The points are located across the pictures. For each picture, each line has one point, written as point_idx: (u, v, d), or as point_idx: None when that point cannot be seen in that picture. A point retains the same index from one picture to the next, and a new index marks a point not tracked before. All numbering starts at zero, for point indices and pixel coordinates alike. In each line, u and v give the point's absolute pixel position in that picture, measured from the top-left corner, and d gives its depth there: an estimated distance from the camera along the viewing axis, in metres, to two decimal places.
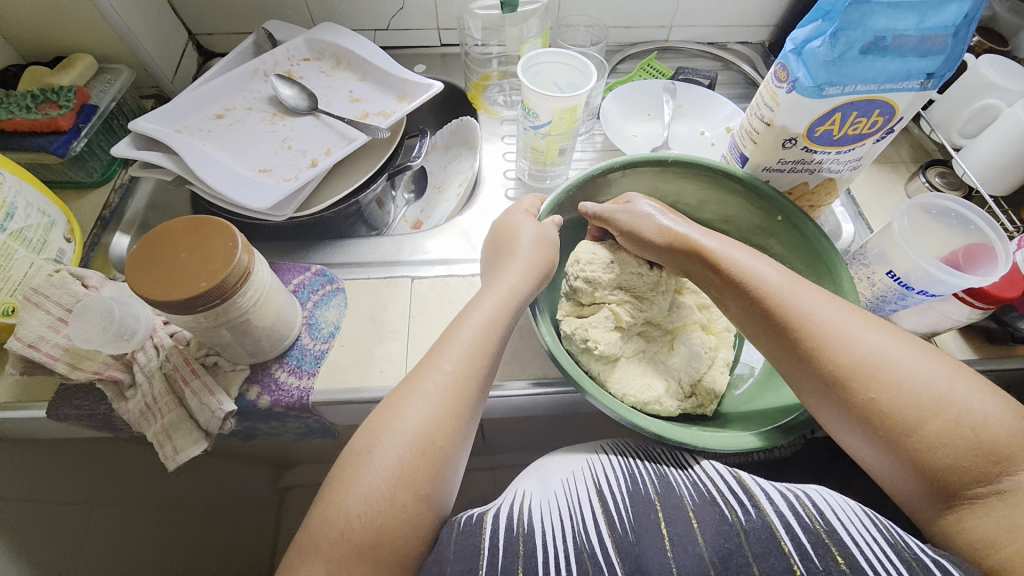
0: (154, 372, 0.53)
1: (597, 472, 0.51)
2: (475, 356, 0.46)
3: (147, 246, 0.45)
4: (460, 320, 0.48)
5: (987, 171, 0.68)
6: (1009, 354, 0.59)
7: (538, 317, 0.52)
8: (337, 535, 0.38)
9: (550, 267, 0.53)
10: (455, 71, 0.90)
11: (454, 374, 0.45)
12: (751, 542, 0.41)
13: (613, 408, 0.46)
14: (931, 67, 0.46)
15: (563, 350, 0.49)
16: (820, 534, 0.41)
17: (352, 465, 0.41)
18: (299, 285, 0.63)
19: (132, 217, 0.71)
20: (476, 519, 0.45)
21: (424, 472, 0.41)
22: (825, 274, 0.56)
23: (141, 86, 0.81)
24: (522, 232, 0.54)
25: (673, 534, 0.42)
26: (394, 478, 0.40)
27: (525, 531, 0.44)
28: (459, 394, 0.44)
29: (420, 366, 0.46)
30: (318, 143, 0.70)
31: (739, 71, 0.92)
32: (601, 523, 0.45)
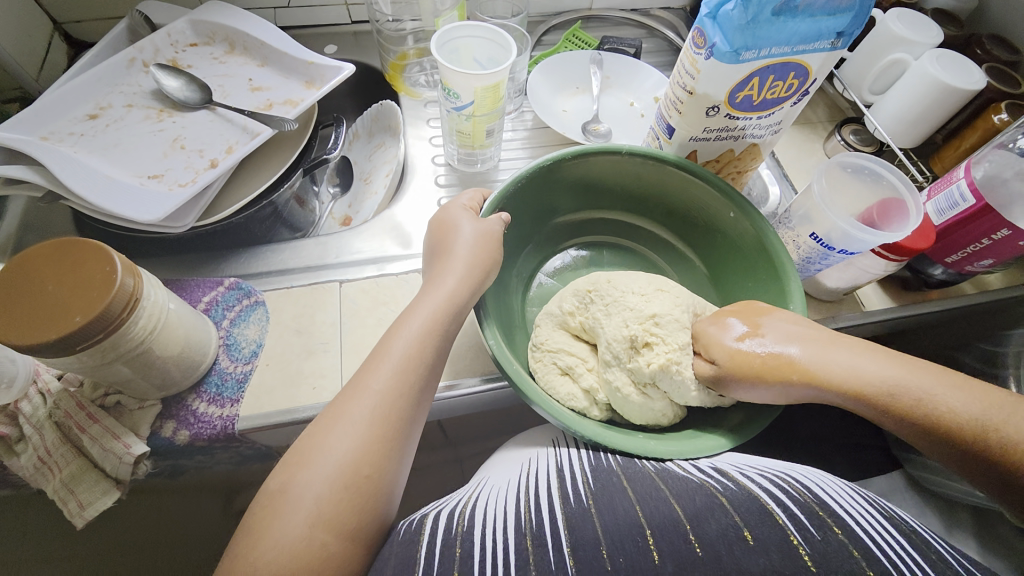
0: (43, 422, 0.47)
1: (560, 459, 0.49)
2: (406, 369, 0.43)
3: (5, 278, 0.38)
4: (394, 330, 0.45)
5: (897, 125, 0.71)
6: (926, 300, 0.62)
7: (484, 322, 0.49)
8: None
9: (492, 268, 0.50)
10: (370, 51, 0.83)
11: (383, 395, 0.41)
12: (739, 510, 0.40)
13: (555, 416, 0.45)
14: (841, 26, 0.46)
15: (508, 355, 0.47)
16: (811, 507, 0.41)
17: (264, 511, 0.37)
18: (210, 303, 0.57)
19: (3, 241, 0.61)
20: (415, 527, 0.42)
21: (346, 508, 0.38)
22: (773, 275, 0.55)
23: (0, 89, 0.69)
24: (461, 229, 0.51)
25: (641, 495, 0.42)
26: (311, 518, 0.37)
27: (466, 528, 0.41)
28: (387, 415, 0.41)
29: (349, 387, 0.43)
30: (216, 140, 0.63)
31: (664, 38, 0.91)
32: (556, 500, 0.43)
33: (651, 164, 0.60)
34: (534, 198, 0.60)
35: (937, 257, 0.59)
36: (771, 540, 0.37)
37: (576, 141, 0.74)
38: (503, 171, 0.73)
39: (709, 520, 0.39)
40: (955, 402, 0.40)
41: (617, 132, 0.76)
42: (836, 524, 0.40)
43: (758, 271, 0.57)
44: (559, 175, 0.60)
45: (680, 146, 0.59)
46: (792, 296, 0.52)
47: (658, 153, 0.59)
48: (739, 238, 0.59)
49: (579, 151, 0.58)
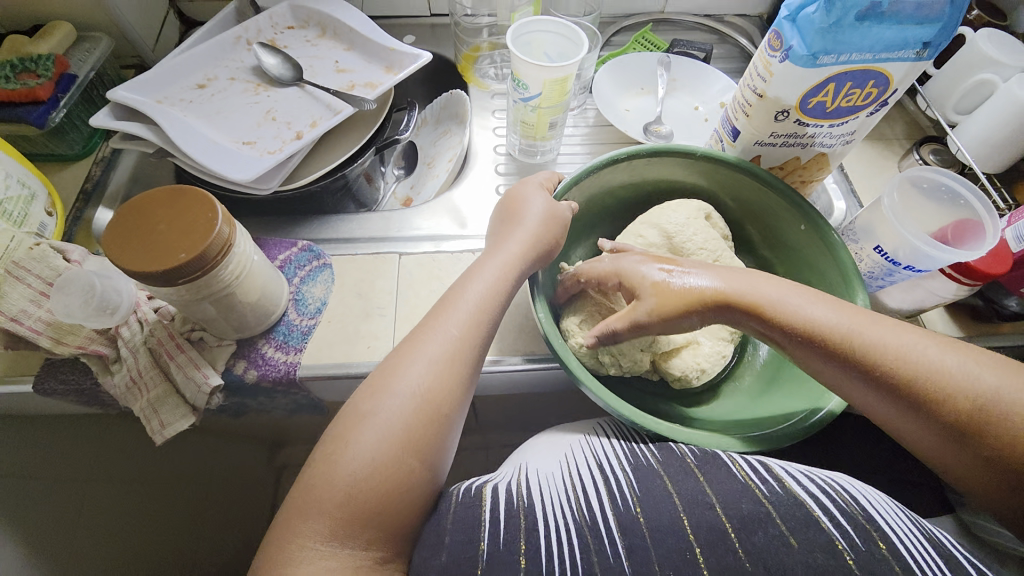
0: (139, 347, 0.53)
1: (597, 451, 0.50)
2: (476, 319, 0.46)
3: (125, 219, 0.44)
4: (465, 280, 0.49)
5: (982, 149, 0.67)
6: (995, 332, 0.59)
7: (536, 296, 0.51)
8: (342, 497, 0.38)
9: (556, 244, 0.53)
10: (445, 43, 0.87)
11: (457, 340, 0.45)
12: (780, 512, 0.41)
13: (599, 395, 0.46)
14: (928, 36, 0.45)
15: (555, 329, 0.49)
16: (858, 519, 0.41)
17: (352, 423, 0.41)
18: (285, 261, 0.62)
19: (114, 191, 0.69)
20: (474, 491, 0.45)
21: (429, 438, 0.42)
22: (842, 290, 0.54)
23: (122, 56, 0.78)
24: (532, 205, 0.53)
25: (683, 490, 0.43)
26: (399, 442, 0.40)
27: (525, 505, 0.43)
28: (458, 359, 0.44)
29: (417, 331, 0.46)
30: (303, 115, 0.68)
31: (736, 44, 0.90)
32: (602, 492, 0.44)
33: (723, 172, 0.60)
34: (600, 188, 0.61)
35: (1013, 286, 0.56)
36: (815, 544, 0.39)
37: (636, 140, 0.75)
38: (561, 164, 0.75)
39: (757, 529, 0.40)
40: (970, 373, 0.40)
41: (678, 134, 0.76)
42: (882, 539, 0.40)
43: (826, 286, 0.56)
44: (628, 169, 0.61)
45: (744, 150, 0.59)
46: (857, 313, 0.51)
47: (726, 156, 0.58)
48: (806, 251, 0.58)
49: (652, 150, 0.59)
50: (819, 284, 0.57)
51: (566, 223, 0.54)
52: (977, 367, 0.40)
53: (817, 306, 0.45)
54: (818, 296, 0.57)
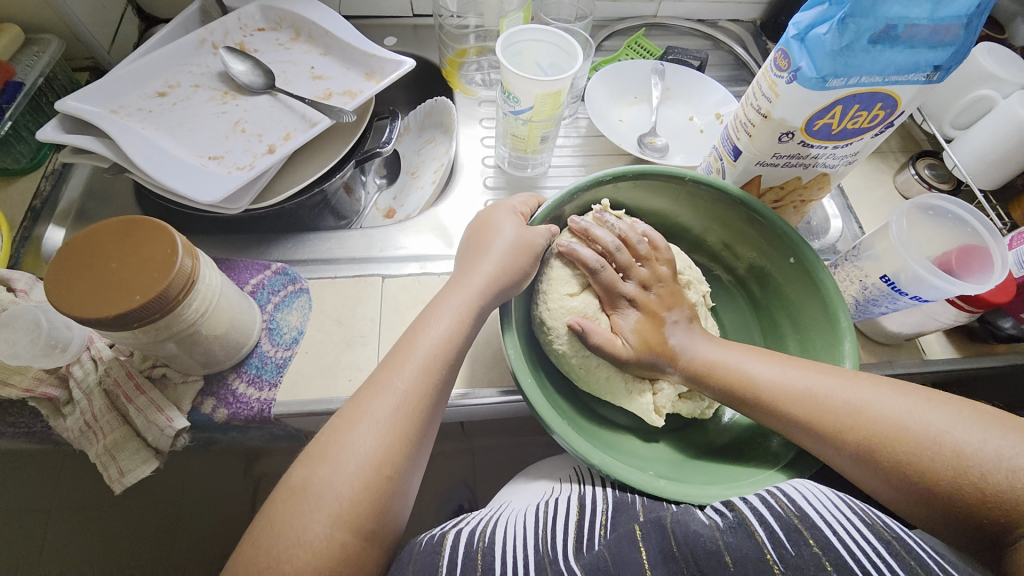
0: (93, 388, 0.48)
1: (578, 492, 0.48)
2: (429, 369, 0.42)
3: (68, 254, 0.39)
4: (421, 325, 0.45)
5: (979, 165, 0.66)
6: (992, 354, 0.58)
7: (506, 329, 0.47)
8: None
9: (523, 275, 0.49)
10: (429, 45, 0.83)
11: (407, 394, 0.41)
12: (725, 536, 0.37)
13: (581, 454, 0.42)
14: (940, 59, 0.43)
15: (526, 367, 0.45)
16: (790, 519, 0.37)
17: (286, 501, 0.38)
18: (257, 285, 0.58)
19: (67, 206, 0.63)
20: (437, 538, 0.42)
21: (366, 510, 0.38)
22: (828, 328, 0.51)
23: (74, 58, 0.71)
24: (501, 232, 0.50)
25: (646, 529, 0.39)
26: (331, 518, 0.37)
27: (484, 546, 0.41)
28: (412, 412, 0.41)
29: (369, 384, 0.42)
30: (276, 126, 0.64)
31: (730, 51, 0.87)
32: (573, 539, 0.41)
33: (713, 198, 0.57)
34: (581, 210, 0.58)
35: (1014, 312, 0.54)
36: (748, 559, 0.35)
37: (630, 153, 0.71)
38: (551, 178, 0.72)
39: (703, 552, 0.36)
40: (960, 431, 0.38)
41: (673, 147, 0.73)
42: (814, 537, 0.36)
43: (811, 317, 0.53)
44: (613, 190, 0.57)
45: (743, 171, 0.57)
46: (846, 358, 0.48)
47: (721, 184, 0.55)
48: (795, 286, 0.55)
49: (640, 171, 0.56)
50: (806, 319, 0.54)
51: (539, 252, 0.50)
52: (969, 423, 0.38)
53: (812, 379, 0.44)
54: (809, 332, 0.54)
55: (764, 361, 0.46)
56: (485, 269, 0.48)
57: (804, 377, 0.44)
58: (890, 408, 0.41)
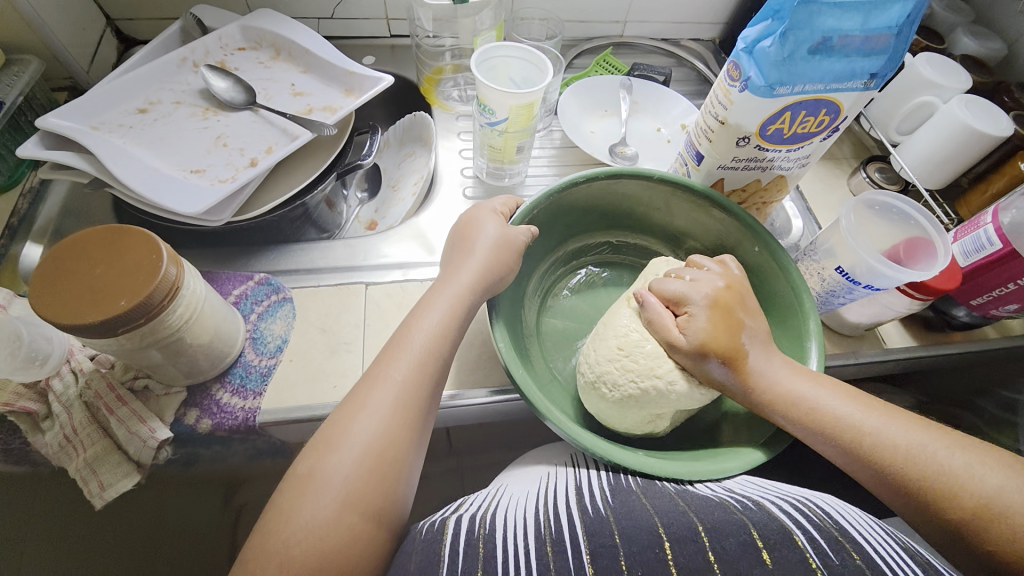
0: (73, 401, 0.48)
1: (577, 476, 0.49)
2: (425, 360, 0.44)
3: (54, 263, 0.40)
4: (414, 319, 0.46)
5: (924, 166, 0.72)
6: (947, 341, 0.62)
7: (494, 322, 0.49)
8: (276, 566, 0.35)
9: (508, 272, 0.51)
10: (407, 64, 0.86)
11: (406, 384, 0.42)
12: (758, 528, 0.39)
13: (567, 430, 0.44)
14: (874, 66, 0.48)
15: (516, 358, 0.47)
16: (831, 531, 0.40)
17: (295, 488, 0.39)
18: (240, 296, 0.58)
19: (44, 224, 0.63)
20: (438, 527, 0.43)
21: (375, 490, 0.39)
22: (791, 307, 0.55)
23: (52, 78, 0.72)
24: (485, 231, 0.52)
25: (660, 509, 0.41)
26: (341, 499, 0.38)
27: (486, 531, 0.41)
28: (409, 407, 0.42)
29: (368, 376, 0.43)
30: (258, 140, 0.65)
31: (692, 68, 0.93)
32: (575, 511, 0.42)
33: (682, 195, 0.61)
34: (560, 210, 0.61)
35: (961, 299, 0.59)
36: (790, 561, 0.36)
37: (603, 162, 0.75)
38: (529, 188, 0.75)
39: (729, 538, 0.38)
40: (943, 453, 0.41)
41: (643, 156, 0.77)
42: (855, 551, 0.38)
43: (778, 300, 0.57)
44: (588, 191, 0.61)
45: (707, 174, 0.60)
46: (810, 336, 0.52)
47: (686, 181, 0.59)
48: (762, 275, 0.59)
49: (612, 173, 0.59)
50: (770, 308, 0.58)
51: (522, 248, 0.52)
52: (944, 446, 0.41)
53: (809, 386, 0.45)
54: (777, 316, 0.57)
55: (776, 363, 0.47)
56: (471, 267, 0.49)
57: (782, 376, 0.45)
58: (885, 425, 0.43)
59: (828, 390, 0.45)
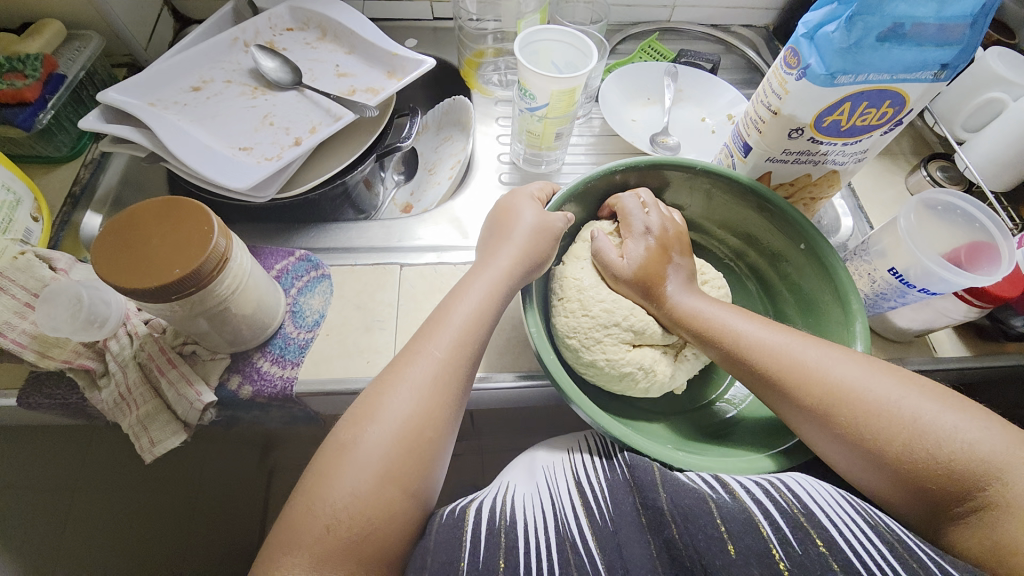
0: (128, 361, 0.51)
1: (578, 466, 0.49)
2: (463, 341, 0.44)
3: (116, 231, 0.42)
4: (453, 300, 0.47)
5: (989, 166, 0.67)
6: (1002, 353, 0.58)
7: (527, 308, 0.49)
8: (314, 538, 0.37)
9: (543, 259, 0.51)
10: (448, 47, 0.86)
11: (443, 362, 0.43)
12: (725, 519, 0.38)
13: (593, 418, 0.44)
14: (947, 57, 0.44)
15: (548, 345, 0.47)
16: (795, 516, 0.38)
17: (335, 456, 0.40)
18: (281, 271, 0.60)
19: (105, 192, 0.67)
20: (458, 512, 0.43)
21: (412, 467, 0.40)
22: (837, 305, 0.53)
23: (112, 55, 0.75)
24: (522, 217, 0.52)
25: (638, 500, 0.41)
26: (377, 475, 0.39)
27: (506, 522, 0.42)
28: (446, 384, 0.43)
29: (405, 353, 0.44)
30: (302, 120, 0.66)
31: (742, 55, 0.89)
32: (579, 512, 0.42)
33: (725, 188, 0.58)
34: (595, 199, 0.60)
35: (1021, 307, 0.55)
36: (752, 551, 0.35)
37: (643, 151, 0.73)
38: (565, 175, 0.74)
39: (699, 533, 0.37)
40: (945, 422, 0.39)
41: (685, 147, 0.75)
42: (820, 536, 0.36)
43: (824, 303, 0.54)
44: (625, 182, 0.59)
45: (754, 167, 0.58)
46: (857, 337, 0.49)
47: (730, 173, 0.57)
48: (808, 273, 0.56)
49: (653, 162, 0.58)
50: (815, 307, 0.56)
51: (558, 235, 0.52)
52: (946, 413, 0.39)
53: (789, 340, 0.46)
54: (821, 316, 0.55)
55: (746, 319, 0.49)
56: (508, 253, 0.50)
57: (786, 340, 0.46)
58: (868, 384, 0.42)
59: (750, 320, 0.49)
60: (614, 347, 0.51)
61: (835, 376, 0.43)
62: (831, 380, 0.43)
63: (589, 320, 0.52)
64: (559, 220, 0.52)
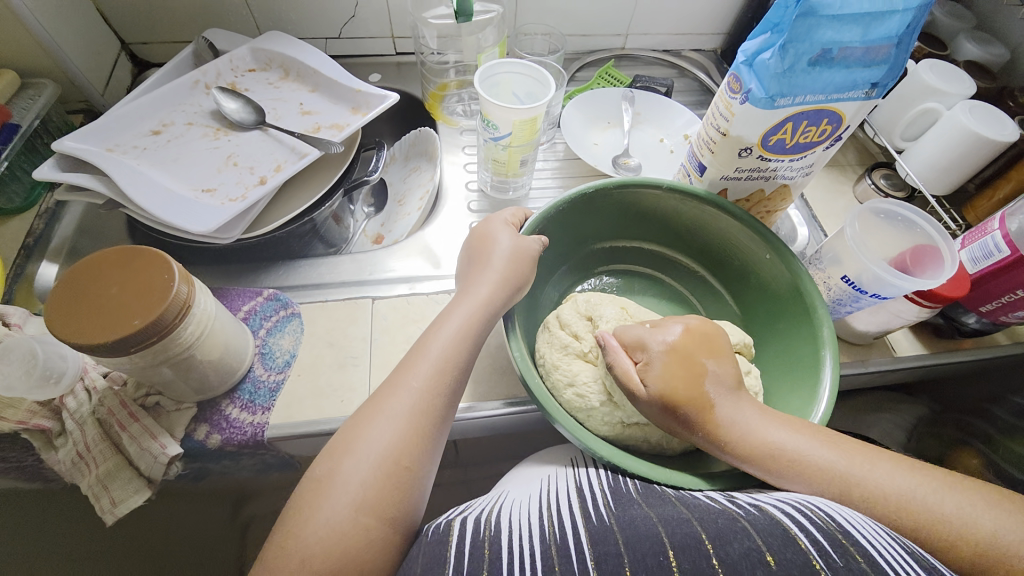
0: (86, 418, 0.49)
1: (578, 484, 0.46)
2: (443, 370, 0.44)
3: (71, 282, 0.41)
4: (432, 330, 0.47)
5: (930, 172, 0.71)
6: (958, 348, 0.61)
7: (510, 334, 0.49)
8: (297, 563, 0.35)
9: (523, 283, 0.51)
10: (412, 81, 0.87)
11: (423, 392, 0.43)
12: (760, 533, 0.36)
13: (574, 433, 0.44)
14: (876, 76, 0.48)
15: (533, 370, 0.47)
16: (834, 535, 0.36)
17: (313, 491, 0.39)
18: (249, 312, 0.59)
19: (60, 243, 0.65)
20: (443, 529, 0.41)
21: (391, 497, 0.39)
22: (804, 315, 0.54)
23: (68, 101, 0.74)
24: (499, 242, 0.52)
25: (665, 519, 0.38)
26: (355, 503, 0.38)
27: (492, 534, 0.40)
28: (426, 413, 0.42)
29: (386, 383, 0.44)
30: (266, 159, 0.66)
31: (694, 78, 0.93)
32: (577, 521, 0.40)
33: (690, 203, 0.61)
34: (567, 221, 0.61)
35: (970, 305, 0.58)
36: (794, 561, 0.33)
37: (606, 173, 0.76)
38: (533, 200, 0.76)
39: (732, 542, 0.35)
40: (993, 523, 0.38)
41: (646, 167, 0.78)
42: (859, 553, 0.35)
43: (793, 315, 0.56)
44: (596, 202, 0.61)
45: (710, 184, 0.60)
46: (825, 343, 0.51)
47: (692, 189, 0.59)
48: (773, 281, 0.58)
49: (620, 183, 0.60)
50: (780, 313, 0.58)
51: (535, 258, 0.53)
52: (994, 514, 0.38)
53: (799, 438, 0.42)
54: (789, 323, 0.57)
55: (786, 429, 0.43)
56: (488, 280, 0.50)
57: (785, 436, 0.42)
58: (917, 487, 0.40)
59: (782, 427, 0.43)
60: (608, 416, 0.50)
61: (824, 457, 0.41)
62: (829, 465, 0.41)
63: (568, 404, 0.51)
64: (535, 245, 0.53)
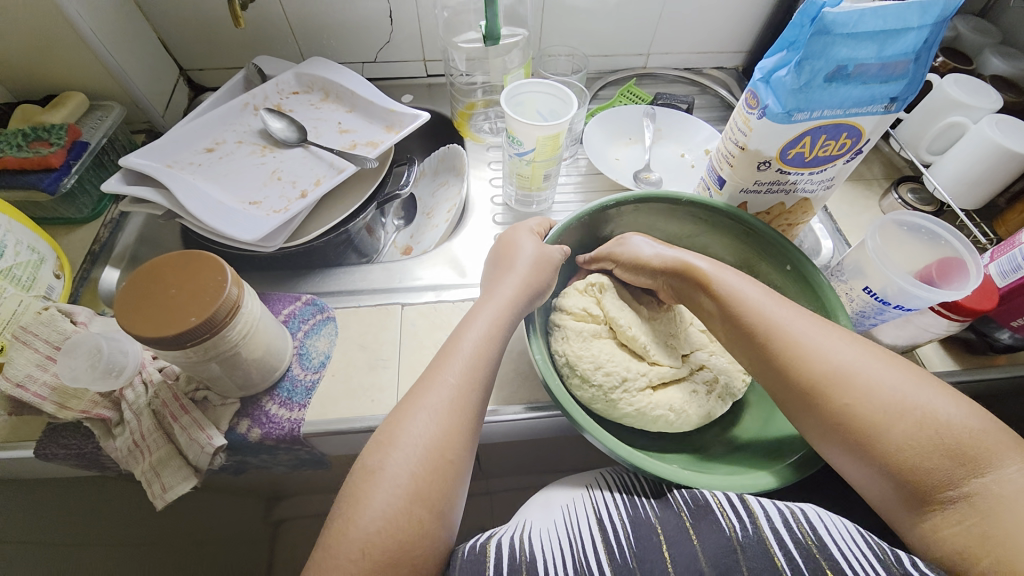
0: (142, 409, 0.53)
1: (598, 505, 0.49)
2: (476, 366, 0.47)
3: (136, 284, 0.45)
4: (462, 329, 0.49)
5: (957, 186, 0.70)
6: (990, 365, 0.60)
7: (531, 336, 0.52)
8: (358, 552, 0.38)
9: (545, 289, 0.54)
10: (441, 101, 0.92)
11: (458, 387, 0.45)
12: (750, 558, 0.39)
13: (598, 437, 0.45)
14: (895, 91, 0.49)
15: (552, 372, 0.49)
16: (815, 551, 0.39)
17: (365, 480, 0.41)
18: (289, 315, 0.63)
19: (122, 251, 0.71)
20: (480, 548, 0.44)
21: (439, 488, 0.42)
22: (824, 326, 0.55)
23: (132, 122, 0.82)
24: (522, 249, 0.55)
25: (676, 552, 0.40)
26: (410, 495, 0.40)
27: (529, 562, 0.42)
28: (461, 409, 0.44)
29: (421, 380, 0.47)
30: (307, 174, 0.71)
31: (716, 95, 0.95)
32: (600, 551, 0.42)
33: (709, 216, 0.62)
34: (586, 232, 0.64)
35: (1002, 319, 0.57)
36: None
37: (628, 188, 0.78)
38: (556, 213, 0.78)
39: None
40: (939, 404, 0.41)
41: (667, 181, 0.79)
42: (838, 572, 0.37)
43: None
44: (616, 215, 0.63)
45: (730, 197, 0.62)
46: None
47: (710, 202, 0.61)
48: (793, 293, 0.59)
49: (640, 197, 0.62)
50: None
51: (557, 265, 0.55)
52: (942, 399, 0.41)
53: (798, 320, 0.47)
54: None
55: (791, 313, 0.48)
56: (512, 283, 0.52)
57: (801, 326, 0.47)
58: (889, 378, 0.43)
59: (782, 306, 0.49)
60: (638, 397, 0.53)
61: (834, 357, 0.44)
62: (830, 359, 0.44)
63: (599, 389, 0.53)
64: (558, 254, 0.56)
